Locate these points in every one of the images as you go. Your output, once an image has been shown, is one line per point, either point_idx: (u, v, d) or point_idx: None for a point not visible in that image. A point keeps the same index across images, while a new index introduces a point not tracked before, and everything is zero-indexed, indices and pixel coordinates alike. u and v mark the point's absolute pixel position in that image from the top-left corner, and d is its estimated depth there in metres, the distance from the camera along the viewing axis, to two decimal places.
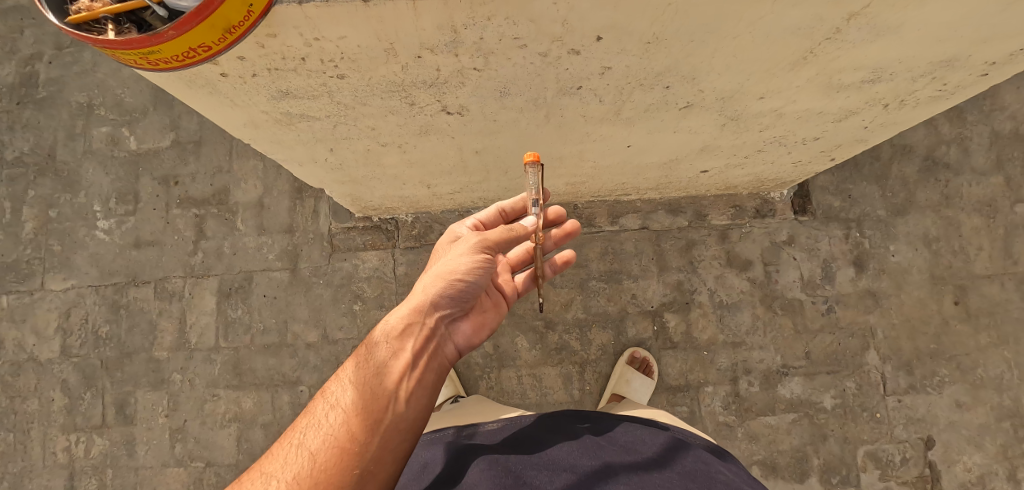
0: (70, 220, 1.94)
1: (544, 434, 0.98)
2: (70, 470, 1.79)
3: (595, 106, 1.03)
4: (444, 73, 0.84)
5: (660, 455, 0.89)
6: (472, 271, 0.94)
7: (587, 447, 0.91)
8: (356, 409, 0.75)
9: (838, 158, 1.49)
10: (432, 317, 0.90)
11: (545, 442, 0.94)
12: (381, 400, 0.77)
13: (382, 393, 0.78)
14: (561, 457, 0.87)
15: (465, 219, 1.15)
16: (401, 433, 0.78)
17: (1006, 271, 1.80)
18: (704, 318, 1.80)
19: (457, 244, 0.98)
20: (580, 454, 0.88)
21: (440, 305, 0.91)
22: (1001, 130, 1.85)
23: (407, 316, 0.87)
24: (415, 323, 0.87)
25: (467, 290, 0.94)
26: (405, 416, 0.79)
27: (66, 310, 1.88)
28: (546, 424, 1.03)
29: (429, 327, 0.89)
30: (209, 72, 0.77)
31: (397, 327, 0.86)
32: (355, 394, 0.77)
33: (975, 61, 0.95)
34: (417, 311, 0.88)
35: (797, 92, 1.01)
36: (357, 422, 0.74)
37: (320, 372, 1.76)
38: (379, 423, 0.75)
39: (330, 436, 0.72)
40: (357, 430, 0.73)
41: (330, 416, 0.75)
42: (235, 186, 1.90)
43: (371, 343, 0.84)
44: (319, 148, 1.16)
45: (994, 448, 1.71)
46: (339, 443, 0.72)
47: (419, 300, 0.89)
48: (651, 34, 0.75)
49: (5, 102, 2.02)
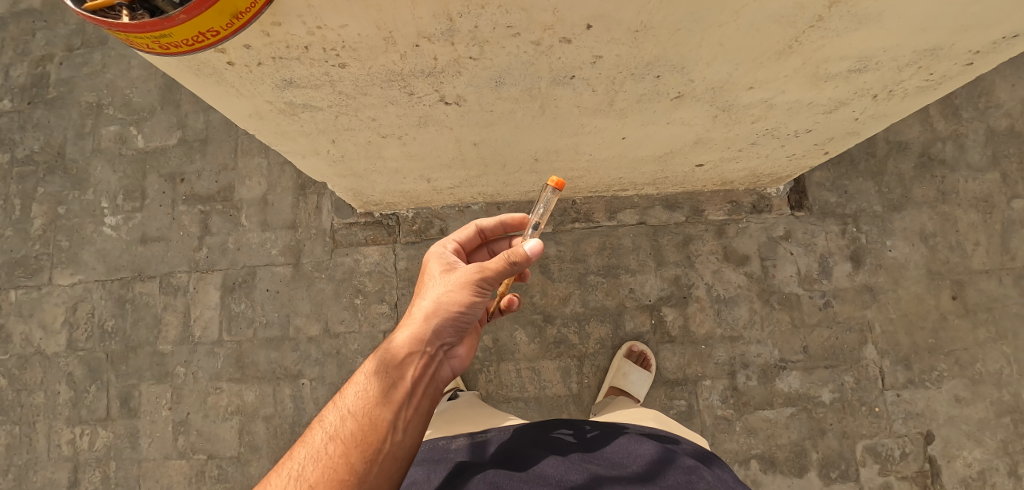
0: (79, 217, 1.97)
1: (531, 448, 0.99)
2: (75, 462, 1.81)
3: (588, 97, 1.06)
4: (441, 63, 0.87)
5: (646, 466, 0.90)
6: (471, 303, 0.93)
7: (572, 461, 0.93)
8: (355, 439, 0.75)
9: (832, 151, 1.52)
10: (431, 345, 0.89)
11: (533, 456, 0.95)
12: (379, 430, 0.77)
13: (381, 423, 0.77)
14: (547, 472, 0.88)
15: (447, 241, 1.14)
16: (398, 461, 0.77)
17: (1004, 266, 1.81)
18: (701, 312, 1.81)
19: (452, 274, 0.97)
20: (566, 468, 0.89)
21: (440, 334, 0.90)
22: (997, 128, 1.87)
23: (405, 345, 0.86)
24: (415, 352, 0.86)
25: (465, 319, 0.93)
26: (403, 444, 0.78)
27: (73, 305, 1.91)
28: (532, 436, 1.05)
29: (428, 355, 0.88)
30: (216, 61, 0.80)
31: (395, 357, 0.85)
32: (354, 424, 0.76)
33: (959, 50, 0.97)
34: (416, 341, 0.87)
35: (785, 83, 1.04)
36: (357, 453, 0.73)
37: (321, 366, 1.79)
38: (377, 454, 0.75)
39: (329, 468, 0.71)
40: (356, 461, 0.73)
41: (329, 446, 0.74)
42: (240, 183, 1.93)
43: (370, 372, 0.83)
44: (321, 139, 1.19)
45: (993, 444, 1.71)
46: (339, 475, 0.71)
47: (417, 329, 0.89)
48: (638, 22, 0.78)
49: (16, 102, 2.07)
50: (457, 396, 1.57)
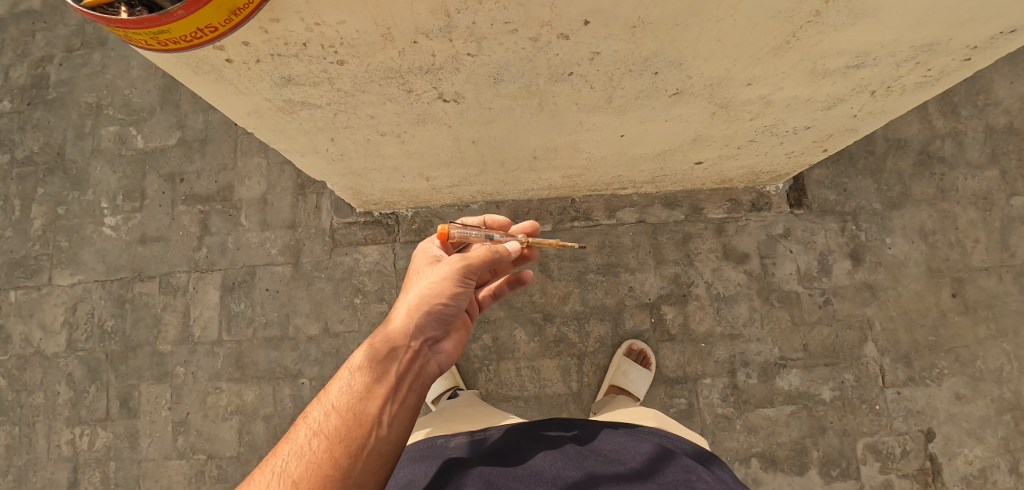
0: (78, 217, 1.98)
1: (528, 444, 0.99)
2: (74, 462, 1.81)
3: (586, 93, 1.06)
4: (440, 59, 0.87)
5: (644, 465, 0.89)
6: (455, 295, 0.95)
7: (569, 459, 0.92)
8: (339, 434, 0.73)
9: (831, 148, 1.52)
10: (416, 339, 0.90)
11: (529, 454, 0.95)
12: (364, 425, 0.75)
13: (366, 418, 0.76)
14: (544, 469, 0.88)
15: (433, 239, 1.14)
16: (382, 457, 0.76)
17: (1004, 263, 1.81)
18: (701, 310, 1.81)
19: (437, 268, 0.99)
20: (563, 465, 0.89)
21: (423, 328, 0.91)
22: (996, 125, 1.87)
23: (390, 340, 0.86)
24: (400, 346, 0.86)
25: (449, 312, 0.95)
26: (388, 440, 0.76)
27: (72, 305, 1.91)
28: (530, 433, 1.05)
29: (413, 349, 0.88)
30: (214, 58, 0.80)
31: (379, 351, 0.84)
32: (338, 419, 0.75)
33: (957, 45, 0.97)
34: (401, 335, 0.88)
35: (783, 79, 1.04)
36: (341, 448, 0.72)
37: (321, 365, 1.79)
38: (362, 449, 0.73)
39: (312, 463, 0.69)
40: (340, 457, 0.71)
41: (312, 442, 0.72)
42: (239, 182, 1.94)
43: (354, 367, 0.82)
44: (320, 137, 1.19)
45: (994, 441, 1.70)
46: (322, 471, 0.69)
47: (401, 324, 0.89)
48: (636, 17, 0.78)
49: (16, 102, 2.08)
50: (456, 396, 1.57)
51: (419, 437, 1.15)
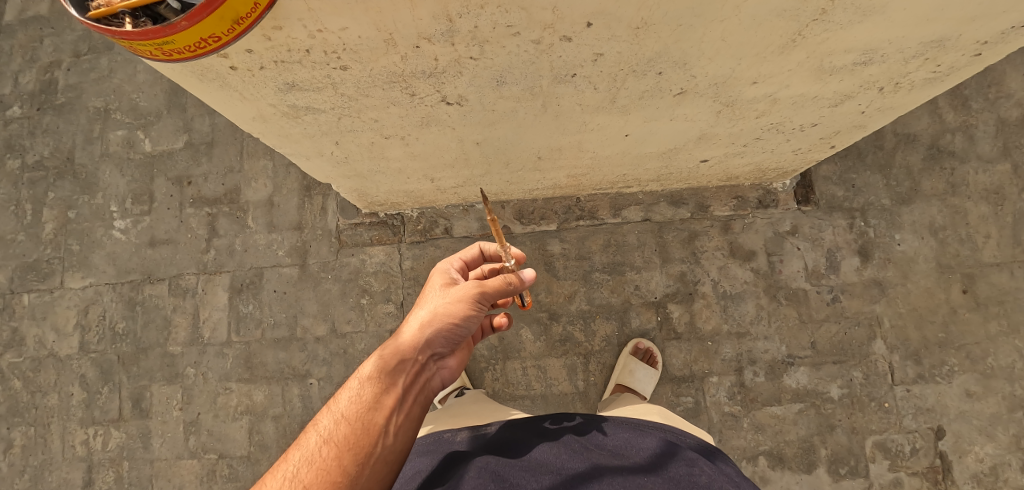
0: (88, 220, 2.00)
1: (533, 438, 0.99)
2: (89, 462, 1.85)
3: (590, 94, 1.05)
4: (442, 63, 0.87)
5: (647, 459, 0.89)
6: (466, 317, 0.93)
7: (574, 450, 0.92)
8: (348, 442, 0.74)
9: (839, 145, 1.50)
10: (424, 353, 0.89)
11: (532, 447, 0.95)
12: (371, 434, 0.76)
13: (373, 427, 0.77)
14: (548, 461, 0.88)
15: (453, 258, 1.15)
16: (388, 465, 0.77)
17: (1015, 259, 1.78)
18: (707, 309, 1.81)
19: (452, 287, 0.99)
20: (567, 457, 0.89)
21: (432, 344, 0.91)
22: (1008, 118, 1.84)
23: (400, 352, 0.87)
24: (407, 359, 0.86)
25: (460, 332, 0.94)
26: (394, 448, 0.78)
27: (84, 308, 1.94)
28: (535, 428, 1.05)
29: (420, 363, 0.87)
30: (219, 65, 0.80)
31: (388, 363, 0.85)
32: (347, 428, 0.76)
33: (966, 41, 0.96)
34: (410, 348, 0.88)
35: (789, 77, 1.03)
36: (349, 455, 0.73)
37: (329, 366, 1.81)
38: (369, 457, 0.74)
39: (322, 470, 0.71)
40: (349, 464, 0.72)
41: (322, 449, 0.73)
42: (246, 184, 1.95)
43: (364, 378, 0.82)
44: (325, 141, 1.20)
45: (1005, 439, 1.69)
46: (332, 477, 0.70)
47: (411, 338, 0.89)
48: (639, 19, 0.78)
49: (27, 107, 2.10)
50: (463, 394, 1.59)
51: (423, 433, 1.15)
